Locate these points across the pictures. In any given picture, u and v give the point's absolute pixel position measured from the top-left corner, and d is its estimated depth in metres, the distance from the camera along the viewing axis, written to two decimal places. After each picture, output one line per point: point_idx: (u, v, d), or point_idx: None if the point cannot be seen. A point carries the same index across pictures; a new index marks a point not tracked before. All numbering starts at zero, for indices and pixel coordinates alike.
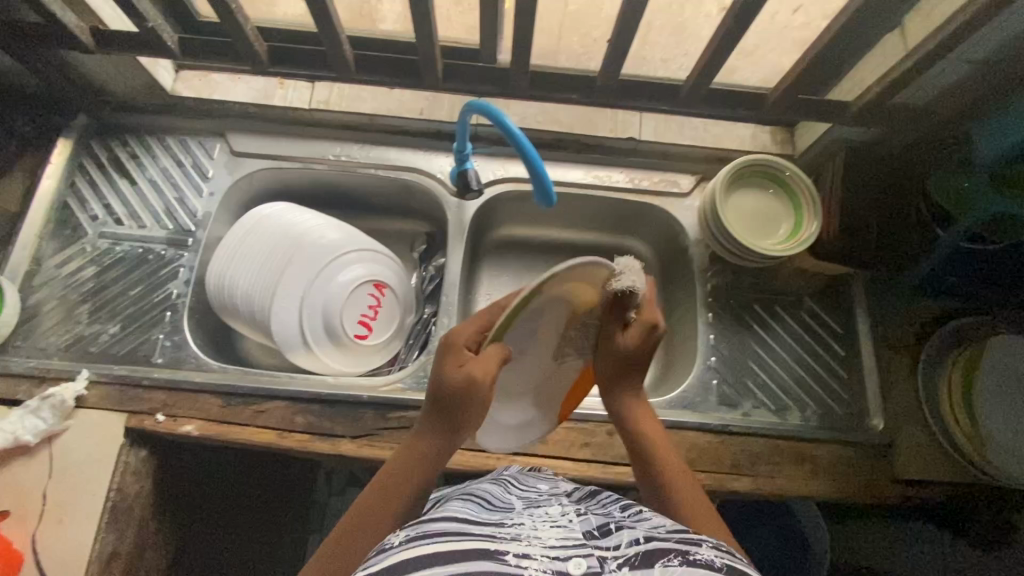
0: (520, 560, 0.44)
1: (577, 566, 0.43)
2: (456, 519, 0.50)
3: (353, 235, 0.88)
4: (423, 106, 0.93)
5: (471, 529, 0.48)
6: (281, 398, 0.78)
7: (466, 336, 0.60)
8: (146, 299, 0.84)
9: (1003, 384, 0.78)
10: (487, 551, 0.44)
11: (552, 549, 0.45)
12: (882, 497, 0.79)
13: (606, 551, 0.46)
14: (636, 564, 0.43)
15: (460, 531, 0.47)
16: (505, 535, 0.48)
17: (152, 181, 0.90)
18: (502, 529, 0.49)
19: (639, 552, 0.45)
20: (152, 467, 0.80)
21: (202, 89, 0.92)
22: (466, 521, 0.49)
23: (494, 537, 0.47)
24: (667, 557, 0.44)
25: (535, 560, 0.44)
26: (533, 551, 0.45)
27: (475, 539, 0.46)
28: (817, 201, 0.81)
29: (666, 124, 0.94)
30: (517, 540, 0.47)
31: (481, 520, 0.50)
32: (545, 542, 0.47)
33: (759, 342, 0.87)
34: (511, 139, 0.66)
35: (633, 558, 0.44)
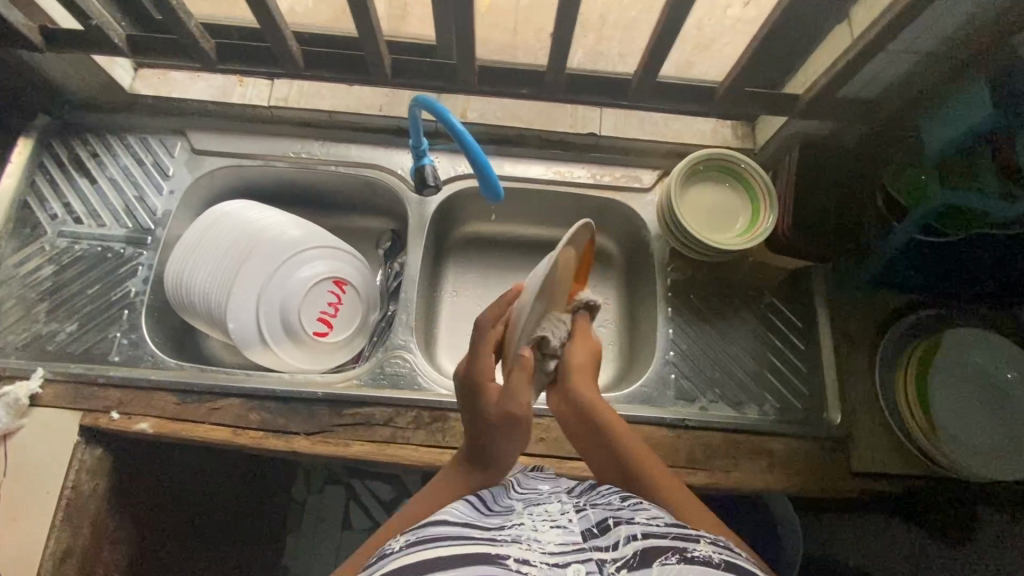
0: (520, 566, 0.45)
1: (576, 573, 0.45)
2: (456, 526, 0.49)
3: (314, 232, 0.88)
4: (383, 103, 0.93)
5: (471, 535, 0.48)
6: (237, 395, 0.78)
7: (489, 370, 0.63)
8: (104, 297, 0.84)
9: (957, 376, 0.79)
10: (487, 559, 0.45)
11: (553, 554, 0.46)
12: (839, 491, 0.79)
13: (605, 553, 0.46)
14: (635, 566, 0.44)
15: (460, 539, 0.47)
16: (506, 537, 0.48)
17: (112, 180, 0.90)
18: (501, 532, 0.49)
19: (636, 551, 0.46)
20: (109, 465, 0.80)
21: (161, 87, 0.92)
22: (467, 528, 0.49)
23: (494, 541, 0.47)
24: (665, 556, 0.45)
25: (535, 567, 0.45)
26: (533, 556, 0.46)
27: (476, 546, 0.47)
28: (772, 194, 0.81)
29: (626, 120, 0.94)
30: (518, 544, 0.47)
31: (481, 525, 0.50)
32: (545, 546, 0.47)
33: (718, 336, 0.86)
34: (455, 135, 0.67)
35: (631, 561, 0.45)
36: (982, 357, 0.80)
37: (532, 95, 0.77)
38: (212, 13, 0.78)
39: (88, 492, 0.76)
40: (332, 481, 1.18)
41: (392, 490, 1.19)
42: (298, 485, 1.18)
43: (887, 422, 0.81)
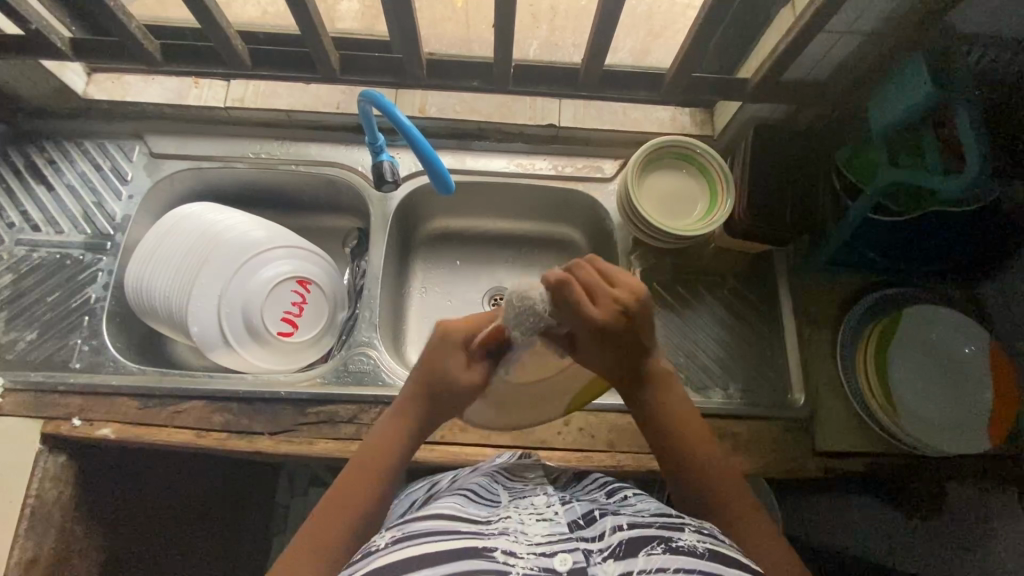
0: (508, 558, 0.44)
1: (564, 562, 0.44)
2: (444, 520, 0.49)
3: (278, 233, 0.87)
4: (339, 100, 0.92)
5: (456, 528, 0.48)
6: (199, 398, 0.78)
7: (459, 332, 0.63)
8: (63, 304, 0.83)
9: (914, 354, 0.80)
10: (476, 550, 0.45)
11: (539, 545, 0.46)
12: (804, 471, 0.79)
13: (591, 543, 0.46)
14: (621, 555, 0.45)
15: (444, 532, 0.47)
16: (493, 530, 0.48)
17: (70, 186, 0.89)
18: (488, 525, 0.49)
19: (623, 541, 0.46)
20: (74, 473, 0.80)
21: (114, 91, 0.91)
22: (452, 520, 0.49)
23: (480, 534, 0.47)
24: (650, 545, 0.46)
25: (523, 559, 0.44)
26: (520, 548, 0.46)
27: (461, 539, 0.46)
28: (728, 177, 0.82)
29: (585, 110, 0.94)
30: (505, 536, 0.47)
31: (468, 517, 0.50)
32: (531, 537, 0.47)
33: (681, 320, 0.88)
34: (401, 130, 0.70)
35: (617, 550, 0.45)
36: (940, 332, 0.80)
37: (482, 87, 0.78)
38: (164, 20, 0.80)
39: (52, 501, 0.76)
40: (318, 484, 1.19)
41: None
42: (281, 490, 1.18)
43: (850, 401, 0.81)
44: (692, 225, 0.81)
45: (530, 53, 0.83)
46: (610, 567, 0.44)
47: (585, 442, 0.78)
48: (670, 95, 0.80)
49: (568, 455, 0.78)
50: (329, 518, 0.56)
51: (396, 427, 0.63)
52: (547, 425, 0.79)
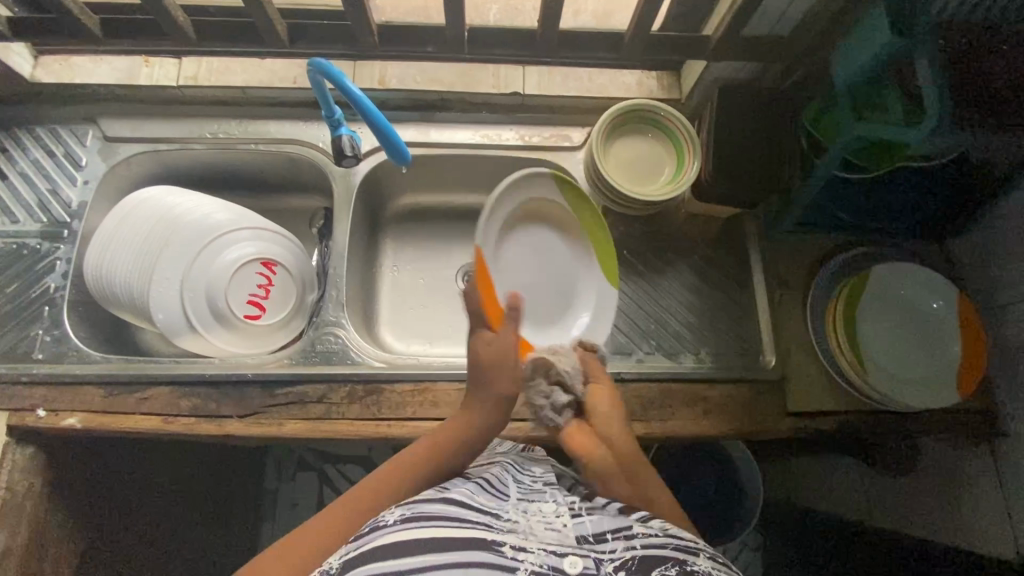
0: (517, 552, 0.45)
1: (573, 564, 0.45)
2: (456, 507, 0.49)
3: (240, 214, 0.86)
4: (296, 75, 0.89)
5: (468, 518, 0.48)
6: (165, 383, 0.77)
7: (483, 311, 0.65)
8: (22, 295, 0.82)
9: (884, 312, 0.79)
10: (484, 544, 0.45)
11: (550, 544, 0.47)
12: (775, 433, 0.79)
13: (602, 553, 0.47)
14: (633, 569, 0.46)
15: (457, 521, 0.47)
16: (503, 526, 0.48)
17: (23, 174, 0.87)
18: (499, 519, 0.49)
19: (636, 558, 0.47)
20: (44, 465, 0.78)
21: (63, 74, 0.88)
22: (463, 508, 0.49)
23: (491, 527, 0.48)
24: (665, 566, 0.47)
25: (532, 554, 0.45)
26: (530, 543, 0.47)
27: (472, 530, 0.47)
28: (694, 138, 0.80)
29: (550, 76, 0.91)
30: (515, 532, 0.48)
31: (479, 507, 0.50)
32: (542, 537, 0.48)
33: (653, 287, 0.87)
34: (354, 101, 0.67)
35: (630, 564, 0.46)
36: (910, 292, 0.80)
37: (436, 53, 0.76)
38: None
39: (23, 492, 0.75)
40: (305, 468, 1.22)
41: (362, 471, 1.22)
42: (269, 474, 1.22)
43: (822, 362, 0.81)
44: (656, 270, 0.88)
45: (489, 18, 0.81)
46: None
47: None
48: (631, 57, 0.79)
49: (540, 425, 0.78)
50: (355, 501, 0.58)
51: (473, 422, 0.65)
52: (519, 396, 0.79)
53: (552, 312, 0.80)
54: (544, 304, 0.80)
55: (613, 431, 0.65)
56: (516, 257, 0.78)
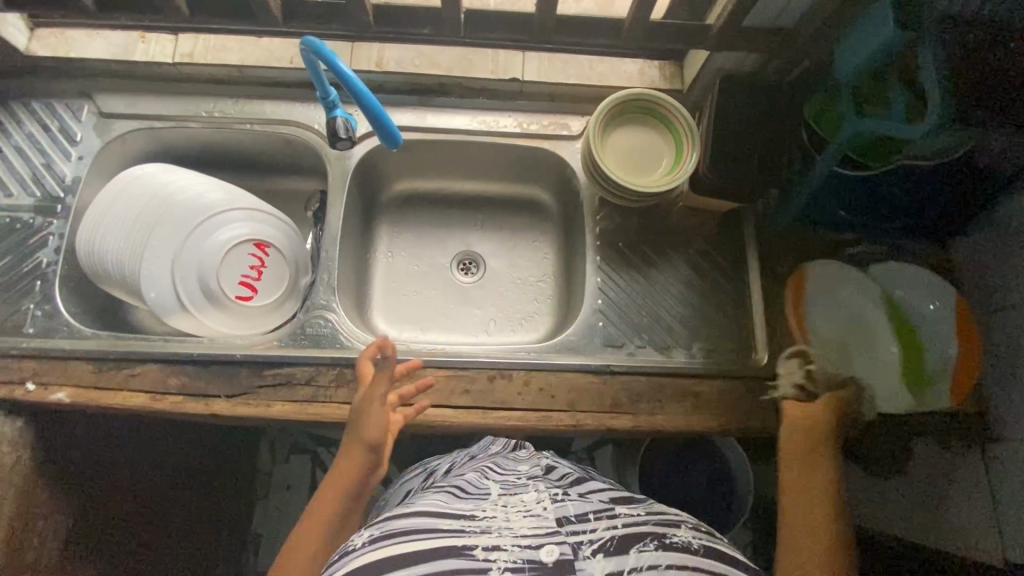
0: (488, 554, 0.45)
1: (550, 553, 0.46)
2: (426, 517, 0.50)
3: (233, 194, 0.86)
4: (293, 53, 0.88)
5: (438, 525, 0.48)
6: (154, 361, 0.77)
7: (367, 360, 0.73)
8: (14, 270, 0.81)
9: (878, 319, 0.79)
10: (455, 550, 0.46)
11: (524, 538, 0.47)
12: (763, 430, 0.78)
13: (580, 536, 0.48)
14: (612, 551, 0.46)
15: (426, 531, 0.47)
16: (475, 528, 0.49)
17: (18, 148, 0.87)
18: (472, 522, 0.50)
19: (615, 537, 0.48)
20: (33, 437, 0.79)
21: (58, 47, 0.87)
22: (435, 517, 0.50)
23: (461, 532, 0.48)
24: (644, 542, 0.48)
25: (506, 552, 0.46)
26: (503, 541, 0.47)
27: (441, 539, 0.47)
28: (693, 130, 0.79)
29: (550, 62, 0.90)
30: (488, 533, 0.48)
31: (450, 514, 0.51)
32: (516, 531, 0.48)
33: (647, 280, 0.86)
34: (345, 82, 0.66)
35: (608, 545, 0.47)
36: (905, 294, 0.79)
37: (432, 35, 0.75)
38: None
39: (11, 464, 0.75)
40: (299, 451, 1.23)
41: None
42: (263, 456, 1.23)
43: None
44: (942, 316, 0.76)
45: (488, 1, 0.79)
46: (601, 563, 0.45)
47: (545, 402, 0.78)
48: (631, 45, 0.77)
49: (528, 415, 0.77)
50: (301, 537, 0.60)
51: (357, 463, 0.67)
52: (507, 385, 0.78)
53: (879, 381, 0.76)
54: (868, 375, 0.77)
55: (795, 446, 0.67)
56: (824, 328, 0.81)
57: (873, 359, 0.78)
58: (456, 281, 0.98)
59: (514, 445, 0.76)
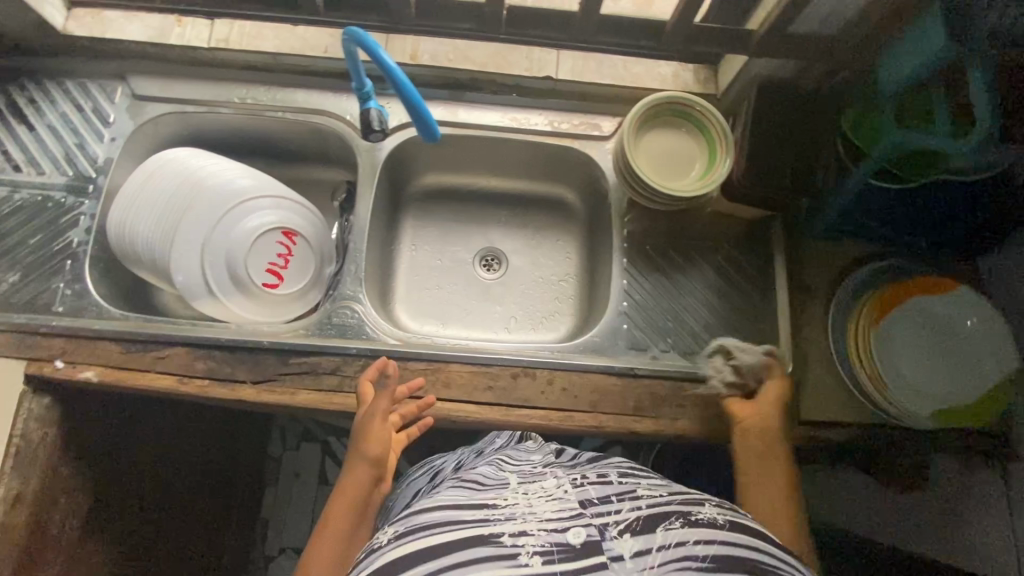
0: (517, 539, 0.45)
1: (577, 535, 0.46)
2: (449, 509, 0.49)
3: (262, 181, 0.86)
4: (328, 44, 0.88)
5: (462, 516, 0.48)
6: (181, 344, 0.77)
7: (371, 376, 0.75)
8: (45, 248, 0.82)
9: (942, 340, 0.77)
10: (483, 539, 0.45)
11: (550, 521, 0.47)
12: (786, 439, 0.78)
13: (605, 517, 0.48)
14: (638, 530, 0.47)
15: (451, 524, 0.47)
16: (500, 515, 0.48)
17: (51, 127, 0.87)
18: (495, 510, 0.49)
19: (640, 516, 0.48)
20: (59, 415, 0.79)
21: (94, 27, 0.87)
22: (458, 509, 0.49)
23: (487, 521, 0.47)
24: (669, 520, 0.47)
25: (534, 537, 0.46)
26: (529, 527, 0.47)
27: (468, 530, 0.46)
28: (727, 135, 0.79)
29: (584, 61, 0.90)
30: (513, 520, 0.47)
31: (473, 504, 0.50)
32: (541, 515, 0.48)
33: (674, 285, 0.86)
34: (388, 75, 0.66)
35: (634, 524, 0.47)
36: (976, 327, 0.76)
37: None
38: None
39: (38, 441, 0.76)
40: (309, 438, 1.24)
41: None
42: (274, 442, 1.24)
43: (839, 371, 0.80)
44: (998, 347, 0.75)
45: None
46: (628, 542, 0.46)
47: (568, 402, 0.78)
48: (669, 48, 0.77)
49: (551, 414, 0.77)
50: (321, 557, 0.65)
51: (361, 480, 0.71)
52: (530, 384, 0.79)
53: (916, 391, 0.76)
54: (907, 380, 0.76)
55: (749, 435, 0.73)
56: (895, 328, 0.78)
57: (928, 371, 0.76)
58: (479, 277, 0.98)
59: (520, 435, 0.75)
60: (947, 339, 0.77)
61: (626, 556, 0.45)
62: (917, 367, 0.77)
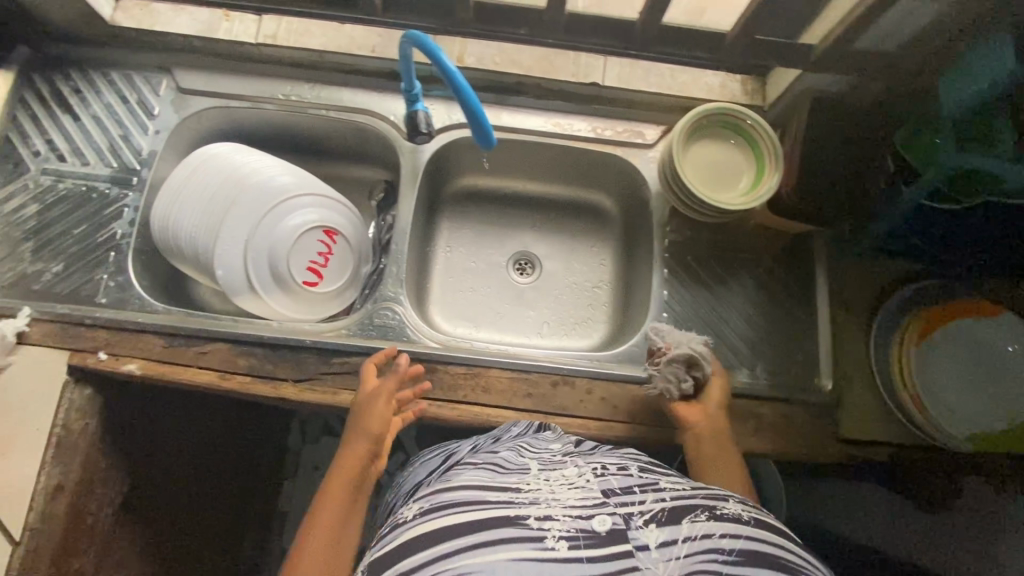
0: (543, 523, 0.44)
1: (603, 523, 0.45)
2: (473, 490, 0.48)
3: (304, 179, 0.86)
4: (375, 43, 0.88)
5: (486, 498, 0.47)
6: (223, 340, 0.78)
7: (373, 361, 0.76)
8: (89, 239, 0.82)
9: (983, 365, 0.76)
10: (509, 520, 0.44)
11: (574, 508, 0.46)
12: (824, 456, 0.78)
13: (630, 507, 0.47)
14: (663, 521, 0.45)
15: (475, 503, 0.46)
16: (524, 499, 0.47)
17: (95, 117, 0.87)
18: (519, 493, 0.48)
19: (665, 508, 0.46)
20: (99, 406, 0.79)
21: (142, 19, 0.87)
22: (482, 490, 0.48)
23: (511, 503, 0.46)
24: (694, 513, 0.46)
25: (558, 521, 0.45)
26: (554, 511, 0.46)
27: (493, 510, 0.45)
28: (777, 147, 0.78)
29: (631, 69, 0.89)
30: (537, 504, 0.47)
31: (496, 487, 0.49)
32: (565, 501, 0.47)
33: (715, 298, 0.85)
34: (448, 78, 0.66)
35: (659, 515, 0.46)
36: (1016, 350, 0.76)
37: None
38: None
39: (79, 431, 0.76)
40: (329, 433, 1.24)
41: None
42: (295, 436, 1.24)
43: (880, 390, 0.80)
44: None
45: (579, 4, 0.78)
46: (653, 532, 0.44)
47: (606, 412, 0.78)
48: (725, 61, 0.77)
49: (589, 423, 0.77)
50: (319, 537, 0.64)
51: (357, 460, 0.70)
52: (569, 392, 0.78)
53: (959, 415, 0.75)
54: (949, 405, 0.76)
55: (706, 440, 0.72)
56: (936, 351, 0.77)
57: (969, 395, 0.75)
58: (513, 281, 0.98)
59: (538, 425, 0.72)
60: (989, 363, 0.76)
61: (652, 545, 0.44)
62: (959, 391, 0.76)
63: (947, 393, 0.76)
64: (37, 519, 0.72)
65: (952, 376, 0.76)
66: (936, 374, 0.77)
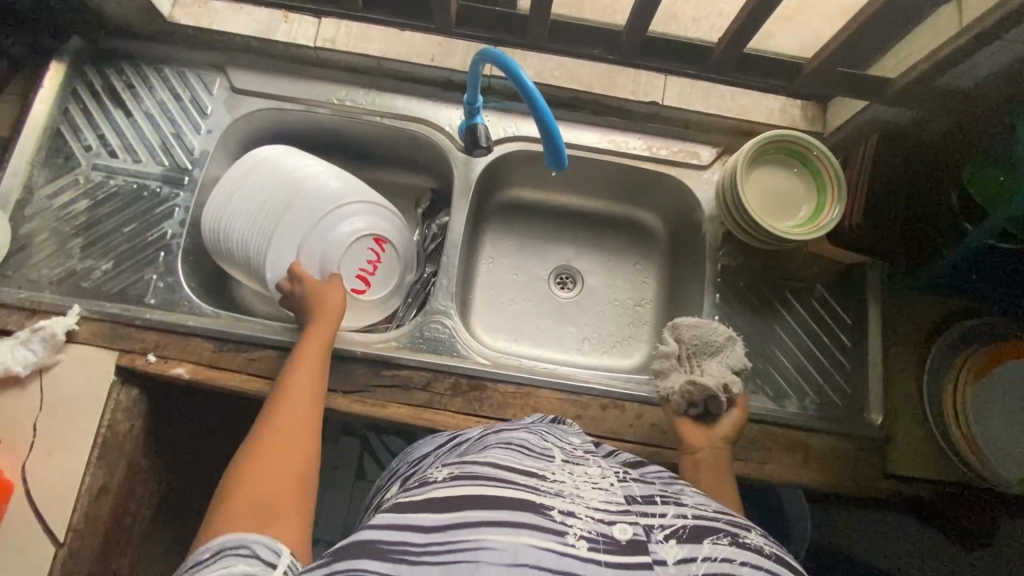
0: (566, 518, 0.39)
1: (623, 531, 0.40)
2: (501, 467, 0.43)
3: (354, 184, 0.84)
4: (434, 52, 0.87)
5: (513, 478, 0.42)
6: (271, 347, 0.77)
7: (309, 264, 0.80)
8: (139, 238, 0.82)
9: None
10: (531, 505, 0.40)
11: (597, 510, 0.41)
12: (873, 492, 0.77)
13: (652, 518, 0.42)
14: (684, 537, 0.41)
15: (499, 479, 0.42)
16: (549, 488, 0.42)
17: (147, 113, 0.86)
18: (544, 481, 0.43)
19: (687, 525, 0.42)
20: (143, 407, 0.78)
21: (202, 17, 0.86)
22: (510, 470, 0.43)
23: (537, 489, 0.42)
24: (716, 534, 0.41)
25: (580, 520, 0.40)
26: (577, 509, 0.41)
27: (518, 491, 0.41)
28: (838, 174, 0.77)
29: (690, 90, 0.88)
30: (562, 496, 0.42)
31: (524, 469, 0.44)
32: (588, 501, 0.42)
33: (767, 326, 0.85)
34: (524, 95, 0.65)
35: (681, 532, 0.41)
36: None
37: None
38: None
39: (124, 432, 0.75)
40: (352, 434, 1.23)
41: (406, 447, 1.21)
42: None
43: (931, 428, 0.79)
44: None
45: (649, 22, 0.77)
46: (673, 548, 0.40)
47: (657, 437, 0.77)
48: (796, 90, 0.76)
49: (639, 448, 0.77)
50: (243, 513, 0.51)
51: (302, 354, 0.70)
52: (618, 416, 0.78)
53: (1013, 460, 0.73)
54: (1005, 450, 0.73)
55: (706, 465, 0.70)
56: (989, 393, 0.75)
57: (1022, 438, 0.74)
58: (555, 296, 0.97)
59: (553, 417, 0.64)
60: None
61: (671, 561, 0.39)
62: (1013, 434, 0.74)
63: (1000, 434, 0.74)
64: (81, 520, 0.71)
65: (1006, 419, 0.74)
66: (989, 417, 0.75)
